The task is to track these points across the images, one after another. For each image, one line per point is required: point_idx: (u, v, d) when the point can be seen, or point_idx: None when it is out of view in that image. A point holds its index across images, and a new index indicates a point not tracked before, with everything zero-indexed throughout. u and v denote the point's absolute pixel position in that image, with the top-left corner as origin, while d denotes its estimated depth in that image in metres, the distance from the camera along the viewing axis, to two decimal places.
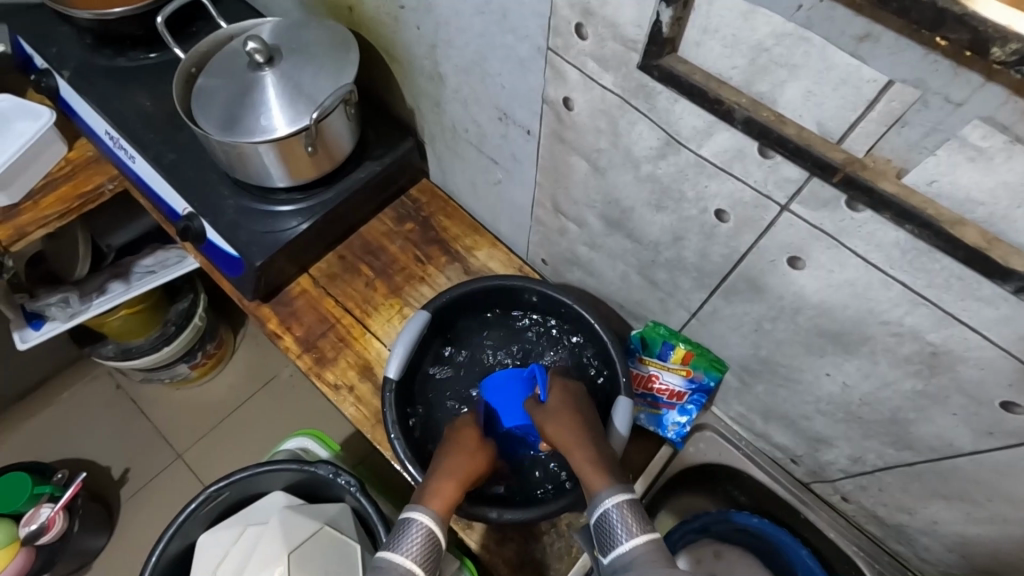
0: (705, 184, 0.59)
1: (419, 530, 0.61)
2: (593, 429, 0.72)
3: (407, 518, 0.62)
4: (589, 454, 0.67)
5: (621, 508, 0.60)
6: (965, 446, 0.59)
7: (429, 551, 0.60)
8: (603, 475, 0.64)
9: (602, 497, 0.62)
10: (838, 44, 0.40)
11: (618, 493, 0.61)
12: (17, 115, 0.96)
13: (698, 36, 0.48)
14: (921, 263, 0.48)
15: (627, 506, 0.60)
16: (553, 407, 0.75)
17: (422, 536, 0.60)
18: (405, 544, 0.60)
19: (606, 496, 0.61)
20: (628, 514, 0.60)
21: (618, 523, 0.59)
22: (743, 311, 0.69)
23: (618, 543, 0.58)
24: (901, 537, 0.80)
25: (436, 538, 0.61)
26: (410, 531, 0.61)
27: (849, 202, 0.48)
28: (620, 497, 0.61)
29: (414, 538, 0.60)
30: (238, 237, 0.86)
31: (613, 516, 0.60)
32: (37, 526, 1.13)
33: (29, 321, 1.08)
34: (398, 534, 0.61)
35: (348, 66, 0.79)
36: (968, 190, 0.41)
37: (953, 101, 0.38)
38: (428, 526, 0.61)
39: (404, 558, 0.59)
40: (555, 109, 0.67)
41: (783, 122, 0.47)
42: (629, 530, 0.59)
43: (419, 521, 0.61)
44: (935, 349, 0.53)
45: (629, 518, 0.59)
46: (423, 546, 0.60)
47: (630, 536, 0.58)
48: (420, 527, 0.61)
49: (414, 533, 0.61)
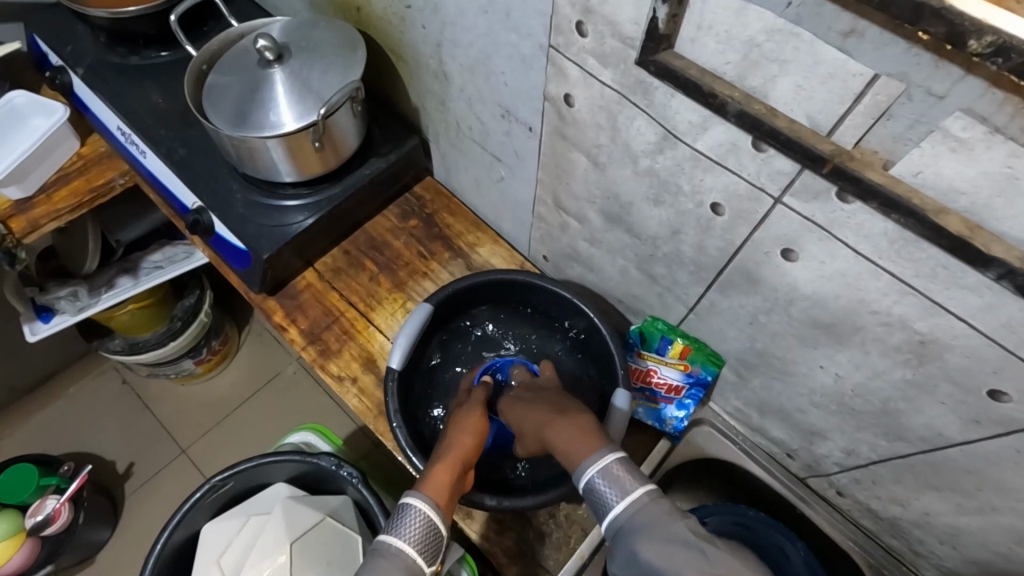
0: (701, 177, 0.60)
1: (415, 515, 0.61)
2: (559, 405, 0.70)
3: (403, 503, 0.63)
4: (571, 426, 0.64)
5: (607, 473, 0.56)
6: (954, 435, 0.60)
7: (426, 536, 0.61)
8: (585, 443, 0.61)
9: (584, 466, 0.58)
10: (826, 39, 0.42)
11: (604, 454, 0.58)
12: (32, 111, 0.99)
13: (693, 33, 0.50)
14: (908, 253, 0.49)
15: (613, 466, 0.57)
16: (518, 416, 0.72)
17: (420, 520, 0.61)
18: (403, 528, 0.61)
19: (587, 463, 0.58)
20: (614, 476, 0.56)
21: (607, 485, 0.56)
22: (739, 304, 0.71)
23: (612, 506, 0.55)
24: (895, 531, 0.82)
25: (433, 523, 0.61)
26: (406, 515, 0.62)
27: (839, 194, 0.50)
28: (604, 459, 0.57)
29: (411, 521, 0.61)
30: (245, 230, 0.88)
31: (602, 482, 0.56)
32: (42, 517, 1.15)
33: (38, 313, 1.10)
34: (395, 520, 0.62)
35: (355, 64, 0.81)
36: (951, 180, 0.43)
37: (936, 94, 0.39)
38: (425, 511, 0.62)
39: (401, 541, 0.60)
40: (556, 105, 0.69)
41: (774, 115, 0.48)
42: (620, 490, 0.55)
43: (415, 505, 0.62)
44: (923, 338, 0.54)
45: (618, 479, 0.56)
46: (420, 532, 0.61)
47: (620, 495, 0.55)
48: (416, 512, 0.61)
49: (410, 516, 0.61)
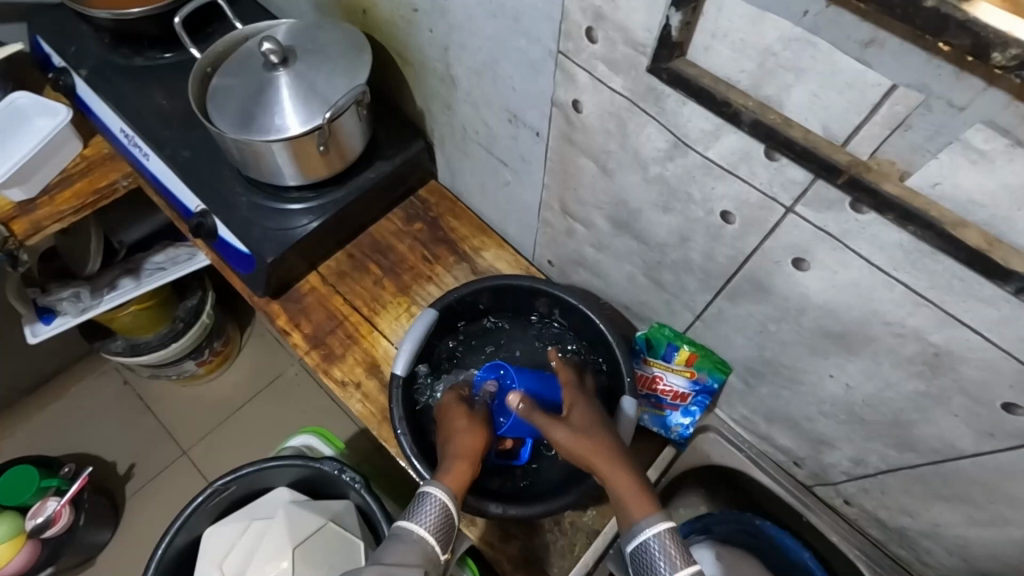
0: (712, 185, 0.60)
1: (434, 503, 0.61)
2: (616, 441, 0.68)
3: (421, 492, 0.63)
4: (628, 475, 0.62)
5: (663, 539, 0.57)
6: (967, 447, 0.60)
7: (444, 524, 0.61)
8: (640, 496, 0.60)
9: (643, 522, 0.58)
10: (844, 49, 0.41)
11: (659, 517, 0.58)
12: (35, 112, 0.98)
13: (707, 40, 0.49)
14: (924, 264, 0.48)
15: (668, 536, 0.57)
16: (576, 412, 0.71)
17: (438, 509, 0.61)
18: (422, 515, 0.61)
19: (647, 523, 0.58)
20: (670, 544, 0.57)
21: (660, 553, 0.56)
22: (748, 312, 0.70)
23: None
24: (903, 541, 0.81)
25: (450, 513, 0.62)
26: (425, 504, 0.61)
27: (854, 204, 0.49)
28: (660, 523, 0.58)
29: (430, 509, 0.61)
30: (249, 233, 0.87)
31: (656, 547, 0.56)
32: (43, 520, 1.14)
33: (40, 315, 1.10)
34: (413, 507, 0.62)
35: (361, 68, 0.81)
36: (970, 192, 0.42)
37: (957, 105, 0.39)
38: (444, 500, 0.62)
39: (419, 528, 0.60)
40: (565, 110, 0.69)
41: (789, 124, 0.48)
42: (670, 561, 0.56)
43: (435, 494, 0.62)
44: (937, 350, 0.54)
45: (671, 549, 0.56)
46: (438, 519, 0.61)
47: (671, 568, 0.55)
48: (435, 500, 0.61)
49: (430, 505, 0.61)
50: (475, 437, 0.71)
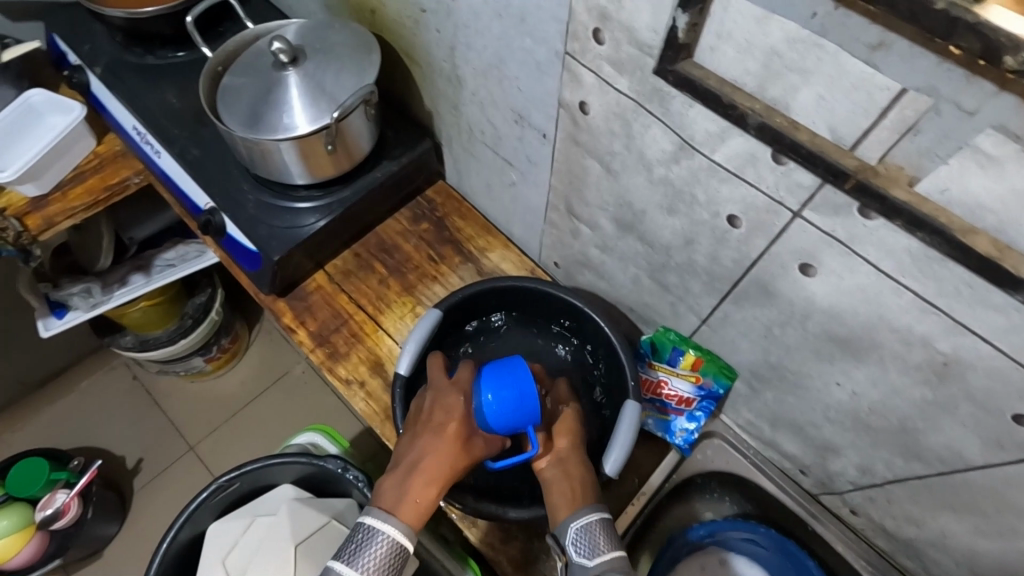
0: (717, 188, 0.59)
1: (381, 544, 0.63)
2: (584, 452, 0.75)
3: (375, 527, 0.64)
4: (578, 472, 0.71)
5: (593, 525, 0.64)
6: (975, 457, 0.59)
7: (387, 565, 0.63)
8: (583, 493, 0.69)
9: (580, 513, 0.65)
10: (852, 51, 0.40)
11: (596, 510, 0.66)
12: (49, 109, 0.99)
13: (713, 41, 0.49)
14: (932, 270, 0.48)
15: (600, 526, 0.65)
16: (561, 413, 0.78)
17: (385, 548, 0.63)
18: (365, 559, 0.62)
19: (583, 512, 0.66)
20: (599, 533, 0.64)
21: (586, 538, 0.64)
22: (754, 316, 0.69)
23: (586, 556, 0.63)
24: (909, 551, 0.80)
25: (399, 548, 0.64)
26: (373, 546, 0.63)
27: (862, 209, 0.49)
28: (594, 516, 0.65)
29: (378, 550, 0.63)
30: (257, 231, 0.88)
31: (584, 530, 0.64)
32: (52, 511, 1.15)
33: (53, 309, 1.11)
34: (359, 544, 0.64)
35: (371, 67, 0.81)
36: (980, 199, 0.41)
37: (966, 109, 0.38)
38: (395, 540, 0.63)
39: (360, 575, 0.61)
40: (571, 112, 0.68)
41: (796, 127, 0.47)
42: (596, 548, 0.63)
43: (383, 534, 0.63)
44: (945, 358, 0.53)
45: (598, 537, 0.64)
46: (384, 559, 0.63)
47: (597, 552, 0.63)
48: (379, 543, 0.63)
49: (376, 548, 0.63)
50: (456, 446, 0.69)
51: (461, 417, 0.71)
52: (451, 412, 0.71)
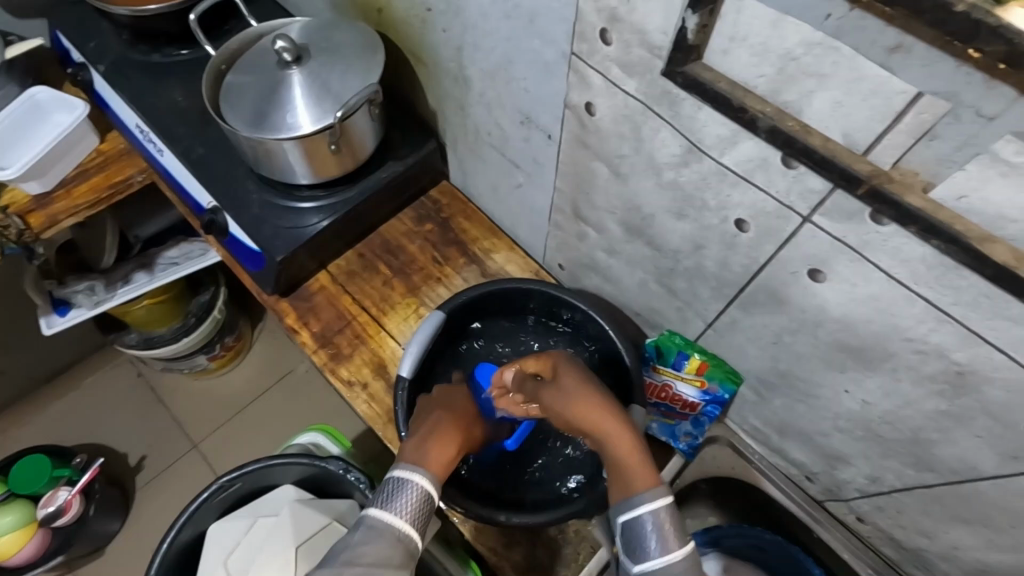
0: (727, 193, 0.58)
1: (414, 489, 0.60)
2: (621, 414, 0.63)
3: (404, 477, 0.61)
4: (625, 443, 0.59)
5: (659, 516, 0.54)
6: (989, 469, 0.57)
7: (421, 512, 0.60)
8: (639, 465, 0.57)
9: (642, 498, 0.55)
10: (869, 54, 0.39)
11: (660, 492, 0.55)
12: (54, 106, 0.98)
13: (725, 44, 0.48)
14: (948, 279, 0.46)
15: (667, 513, 0.55)
16: (568, 383, 0.64)
17: (417, 494, 0.60)
18: (400, 504, 0.59)
19: (646, 497, 0.55)
20: (666, 523, 0.54)
21: (654, 530, 0.54)
22: (763, 322, 0.68)
23: (651, 551, 0.53)
24: (919, 561, 0.78)
25: (429, 496, 0.61)
26: (404, 493, 0.60)
27: (875, 215, 0.48)
28: (660, 501, 0.55)
29: (411, 496, 0.60)
30: (260, 231, 0.87)
31: (650, 522, 0.54)
32: (54, 508, 1.14)
33: (55, 306, 1.10)
34: (390, 494, 0.60)
35: (376, 67, 0.80)
36: (1000, 207, 0.40)
37: (986, 115, 0.37)
38: (425, 486, 0.61)
39: (396, 518, 0.58)
40: (577, 113, 0.67)
41: (808, 132, 0.46)
42: (665, 543, 0.53)
43: (414, 480, 0.61)
44: (960, 369, 0.52)
45: (666, 529, 0.54)
46: (418, 506, 0.60)
47: (665, 548, 0.53)
48: (414, 486, 0.60)
49: (408, 493, 0.60)
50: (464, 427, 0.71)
51: (464, 405, 0.74)
52: (457, 400, 0.75)
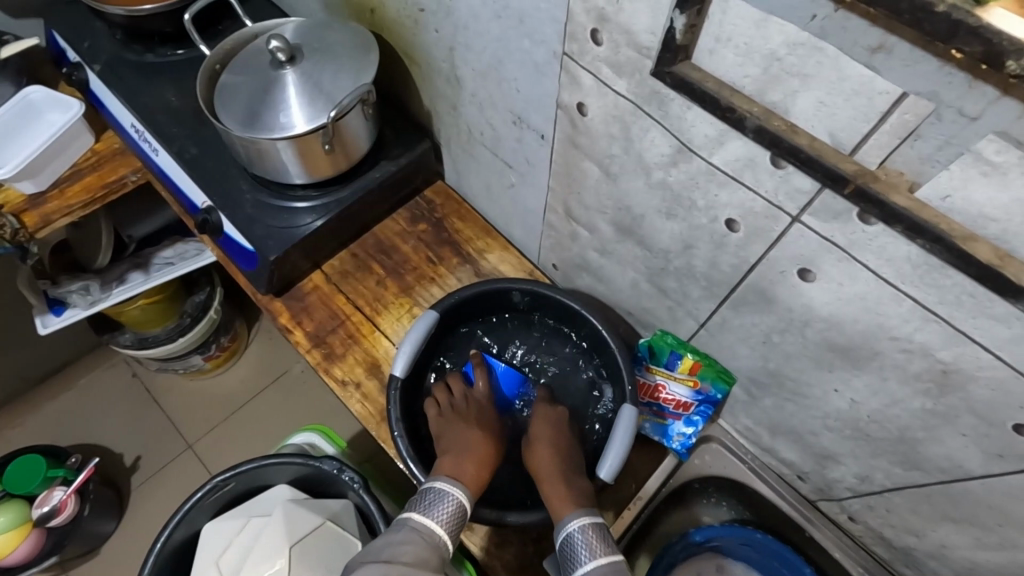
0: (716, 193, 0.59)
1: (452, 502, 0.68)
2: (572, 457, 0.77)
3: (444, 490, 0.69)
4: (561, 481, 0.73)
5: (584, 531, 0.66)
6: (975, 468, 0.58)
7: (455, 520, 0.68)
8: (572, 501, 0.70)
9: (567, 520, 0.67)
10: (852, 54, 0.40)
11: (585, 515, 0.68)
12: (48, 106, 0.98)
13: (712, 44, 0.48)
14: (933, 278, 0.47)
15: (591, 529, 0.66)
16: (534, 432, 0.79)
17: (454, 507, 0.68)
18: (439, 512, 0.67)
19: (569, 519, 0.68)
20: (590, 536, 0.66)
21: (582, 543, 0.65)
22: (752, 322, 0.69)
23: (581, 564, 0.64)
24: (909, 561, 0.79)
25: (464, 509, 0.69)
26: (443, 502, 0.68)
27: (860, 214, 0.48)
28: (585, 520, 0.67)
29: (449, 507, 0.68)
30: (254, 231, 0.87)
31: (576, 536, 0.66)
32: (49, 508, 1.15)
33: (52, 306, 1.10)
34: (430, 502, 0.68)
35: (368, 67, 0.80)
36: (982, 206, 0.40)
37: (968, 114, 0.37)
38: (461, 500, 0.69)
39: (436, 524, 0.67)
40: (569, 114, 0.68)
41: (795, 131, 0.46)
42: (591, 550, 0.65)
43: (453, 493, 0.69)
44: (945, 367, 0.52)
45: (593, 541, 0.66)
46: (453, 516, 0.68)
47: (592, 555, 0.65)
48: (451, 499, 0.68)
49: (446, 503, 0.68)
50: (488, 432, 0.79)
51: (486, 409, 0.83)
52: (476, 404, 0.84)
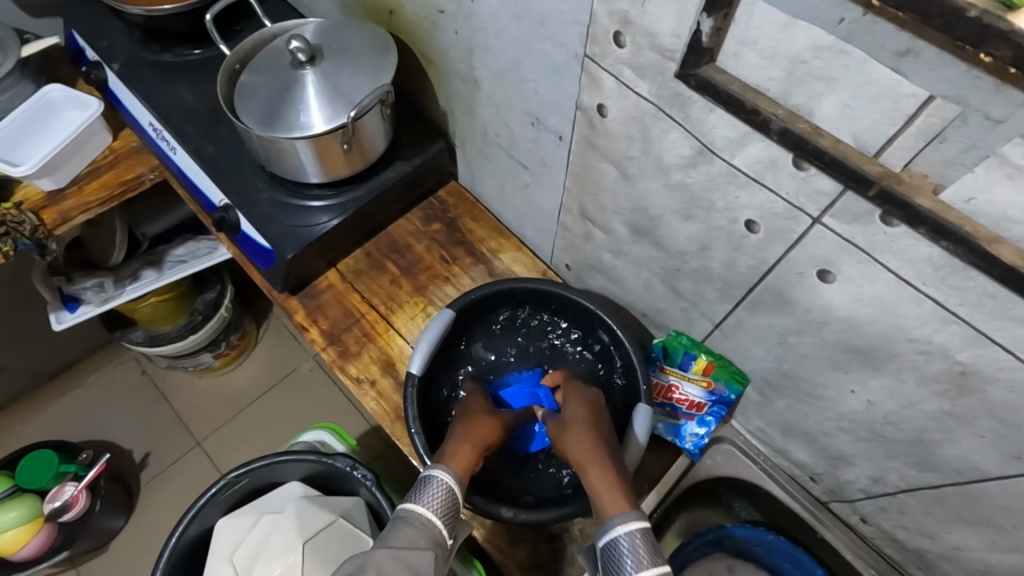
0: (736, 194, 0.59)
1: (440, 486, 0.64)
2: (612, 449, 0.70)
3: (428, 474, 0.65)
4: (606, 473, 0.65)
5: (632, 537, 0.58)
6: (992, 469, 0.58)
7: (448, 506, 0.63)
8: (618, 498, 0.62)
9: (613, 521, 0.59)
10: (878, 58, 0.40)
11: (633, 517, 0.59)
12: (67, 104, 0.99)
13: (736, 47, 0.49)
14: (954, 280, 0.47)
15: (640, 535, 0.58)
16: (573, 420, 0.74)
17: (443, 491, 0.64)
18: (428, 497, 0.63)
19: (617, 520, 0.59)
20: (638, 543, 0.57)
21: (628, 552, 0.57)
22: (769, 323, 0.69)
23: None
24: (921, 563, 0.79)
25: (455, 495, 0.64)
26: (430, 486, 0.64)
27: (883, 216, 0.48)
28: (633, 524, 0.58)
29: (437, 491, 0.63)
30: (271, 230, 0.88)
31: (623, 544, 0.57)
32: (60, 503, 1.15)
33: (65, 303, 1.12)
34: (417, 490, 0.64)
35: (387, 68, 0.81)
36: (1005, 209, 0.41)
37: (994, 118, 0.38)
38: (446, 483, 0.64)
39: (425, 509, 0.62)
40: (588, 115, 0.68)
41: (819, 134, 0.47)
42: (638, 562, 0.56)
43: (440, 477, 0.64)
44: (964, 369, 0.53)
45: (641, 550, 0.57)
46: (443, 501, 0.63)
47: (638, 567, 0.56)
48: (440, 483, 0.64)
49: (434, 487, 0.64)
50: (486, 421, 0.76)
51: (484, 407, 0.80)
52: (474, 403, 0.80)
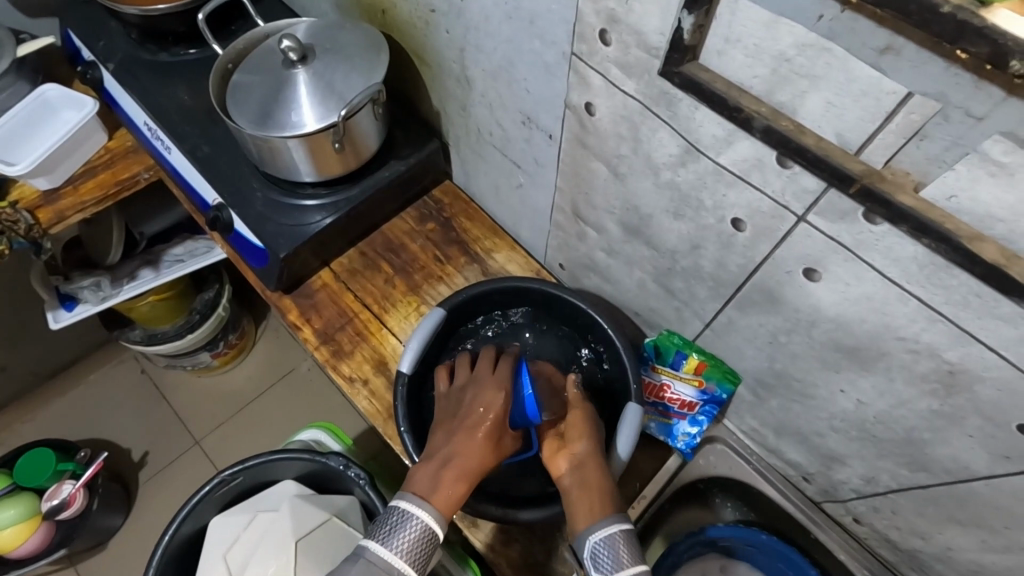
0: (723, 193, 0.59)
1: (416, 529, 0.62)
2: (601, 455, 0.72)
3: (408, 512, 0.63)
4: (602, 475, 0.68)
5: (615, 538, 0.61)
6: (981, 469, 0.58)
7: (420, 549, 0.62)
8: (610, 502, 0.65)
9: (606, 522, 0.62)
10: (859, 55, 0.40)
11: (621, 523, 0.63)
12: (63, 104, 1.00)
13: (721, 45, 0.48)
14: (939, 278, 0.47)
15: (623, 539, 0.61)
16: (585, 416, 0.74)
17: (418, 533, 0.62)
18: (399, 539, 0.61)
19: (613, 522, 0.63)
20: (621, 546, 0.61)
21: (609, 550, 0.61)
22: (759, 322, 0.69)
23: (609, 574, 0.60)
24: (915, 563, 0.79)
25: (433, 535, 0.63)
26: (407, 528, 0.62)
27: (867, 214, 0.48)
28: (617, 529, 0.62)
29: (411, 535, 0.62)
30: (265, 229, 0.88)
31: (606, 546, 0.61)
32: (58, 501, 1.16)
33: (63, 302, 1.12)
34: (391, 527, 0.62)
35: (379, 67, 0.81)
36: (989, 206, 0.41)
37: (974, 115, 0.37)
38: (425, 526, 0.62)
39: (394, 555, 0.60)
40: (578, 114, 0.68)
41: (802, 132, 0.47)
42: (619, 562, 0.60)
43: (418, 518, 0.62)
44: (952, 368, 0.52)
45: (620, 550, 0.61)
46: (415, 545, 0.62)
47: (619, 566, 0.60)
48: (415, 525, 0.62)
49: (409, 530, 0.62)
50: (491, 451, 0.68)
51: (499, 413, 0.69)
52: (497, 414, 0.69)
